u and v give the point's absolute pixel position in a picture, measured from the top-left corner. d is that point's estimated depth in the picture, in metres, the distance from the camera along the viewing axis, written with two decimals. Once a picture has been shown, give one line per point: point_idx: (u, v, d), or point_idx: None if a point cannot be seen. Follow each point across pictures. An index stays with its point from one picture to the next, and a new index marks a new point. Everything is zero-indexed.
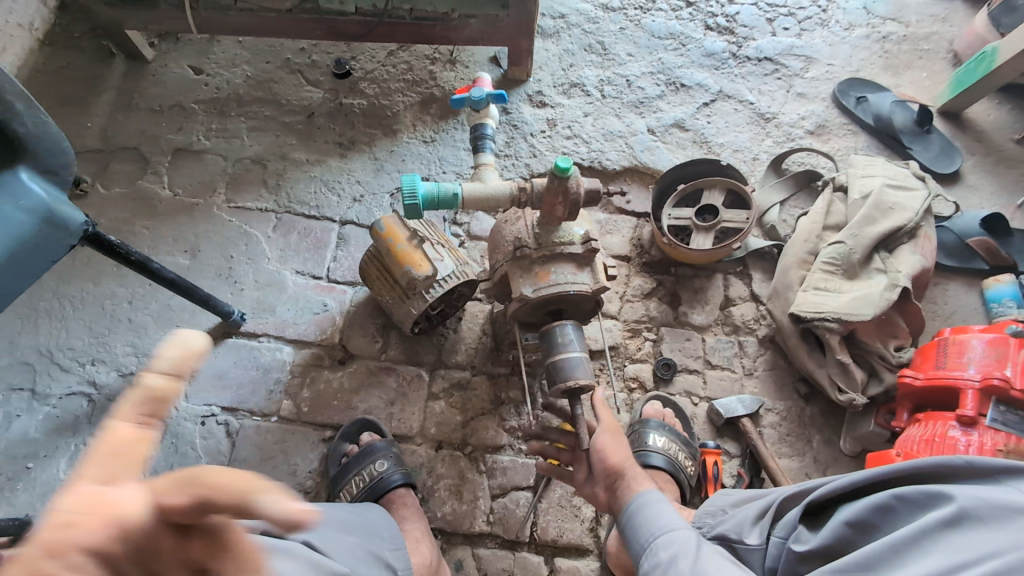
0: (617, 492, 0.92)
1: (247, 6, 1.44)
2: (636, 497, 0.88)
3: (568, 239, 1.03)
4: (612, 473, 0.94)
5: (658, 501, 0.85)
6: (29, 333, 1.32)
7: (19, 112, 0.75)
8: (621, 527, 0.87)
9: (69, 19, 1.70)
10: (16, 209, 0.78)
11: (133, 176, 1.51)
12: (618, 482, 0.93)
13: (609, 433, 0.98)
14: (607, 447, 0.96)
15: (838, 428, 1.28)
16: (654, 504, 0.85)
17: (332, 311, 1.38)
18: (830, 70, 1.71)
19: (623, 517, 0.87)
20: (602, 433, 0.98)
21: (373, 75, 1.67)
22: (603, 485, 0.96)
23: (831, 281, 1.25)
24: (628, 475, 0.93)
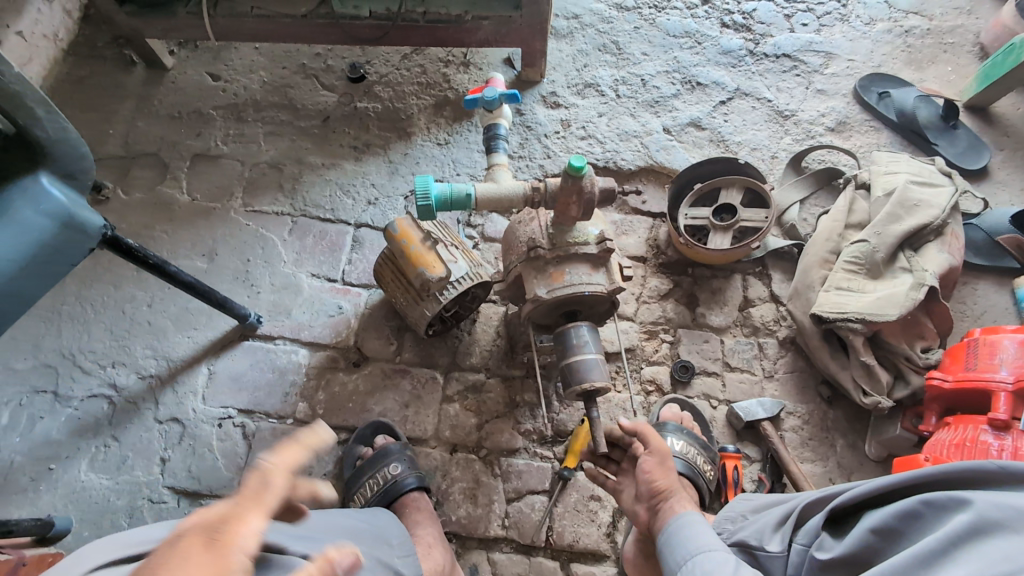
0: (659, 513, 0.91)
1: (263, 12, 1.45)
2: (676, 518, 0.87)
3: (583, 239, 1.02)
4: (658, 495, 0.93)
5: (700, 523, 0.84)
6: (52, 336, 1.34)
7: (40, 118, 0.77)
8: (659, 548, 0.85)
9: (92, 29, 1.74)
10: (37, 213, 0.79)
11: (153, 182, 1.53)
12: (663, 504, 0.92)
13: (659, 458, 0.97)
14: (653, 471, 0.96)
15: (862, 432, 1.24)
16: (694, 525, 0.84)
17: (347, 314, 1.38)
18: (851, 66, 1.67)
19: (662, 537, 0.86)
20: (647, 459, 0.98)
21: (387, 78, 1.68)
22: (645, 504, 0.95)
23: (853, 281, 1.22)
24: (672, 498, 0.92)
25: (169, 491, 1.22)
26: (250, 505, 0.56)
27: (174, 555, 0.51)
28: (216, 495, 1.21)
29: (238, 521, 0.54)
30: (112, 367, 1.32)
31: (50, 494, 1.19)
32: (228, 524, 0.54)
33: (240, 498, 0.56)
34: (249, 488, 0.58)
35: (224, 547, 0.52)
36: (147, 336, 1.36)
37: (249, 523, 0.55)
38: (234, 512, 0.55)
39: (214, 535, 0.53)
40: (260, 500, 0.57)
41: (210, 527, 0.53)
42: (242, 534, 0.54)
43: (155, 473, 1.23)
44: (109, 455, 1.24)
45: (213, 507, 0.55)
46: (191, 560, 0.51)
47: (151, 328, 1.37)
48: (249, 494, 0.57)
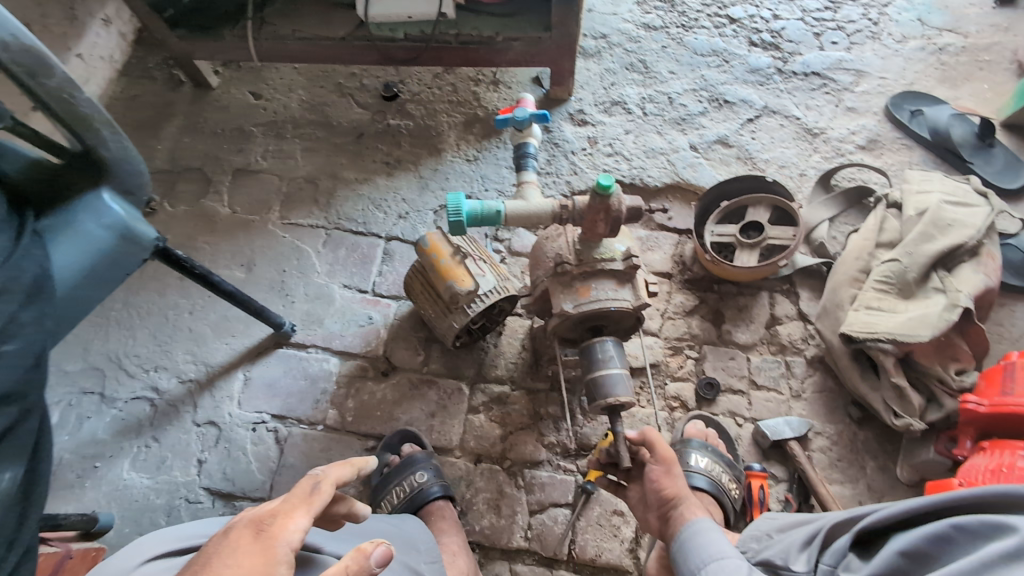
0: (671, 520, 0.93)
1: (303, 35, 1.51)
2: (688, 526, 0.88)
3: (609, 256, 1.04)
4: (666, 502, 0.95)
5: (709, 530, 0.86)
6: (101, 340, 1.42)
7: (106, 139, 0.83)
8: (674, 554, 0.87)
9: (144, 51, 1.85)
10: (98, 226, 0.85)
11: (197, 195, 1.61)
12: (672, 512, 0.94)
13: (669, 468, 0.99)
14: (661, 480, 0.97)
15: (894, 454, 1.22)
16: (706, 533, 0.85)
17: (377, 324, 1.43)
18: (883, 84, 1.66)
19: (678, 543, 0.87)
20: (653, 468, 1.00)
21: (419, 97, 1.73)
22: (656, 512, 0.97)
23: (884, 300, 1.20)
24: (681, 505, 0.93)
25: (205, 492, 1.27)
26: (299, 503, 0.58)
27: (224, 545, 0.54)
28: (249, 497, 1.26)
29: (286, 518, 0.56)
30: (155, 371, 1.39)
31: (95, 492, 1.26)
32: (276, 519, 0.56)
33: (291, 496, 0.59)
34: (298, 490, 0.60)
35: (272, 538, 0.54)
36: (187, 343, 1.42)
37: (296, 519, 0.57)
38: (283, 511, 0.57)
39: (263, 528, 0.55)
40: (308, 501, 0.59)
41: (259, 521, 0.55)
42: (289, 529, 0.56)
43: (192, 474, 1.28)
44: (150, 455, 1.30)
45: (264, 503, 0.58)
46: (242, 550, 0.53)
47: (192, 335, 1.43)
48: (298, 495, 0.59)
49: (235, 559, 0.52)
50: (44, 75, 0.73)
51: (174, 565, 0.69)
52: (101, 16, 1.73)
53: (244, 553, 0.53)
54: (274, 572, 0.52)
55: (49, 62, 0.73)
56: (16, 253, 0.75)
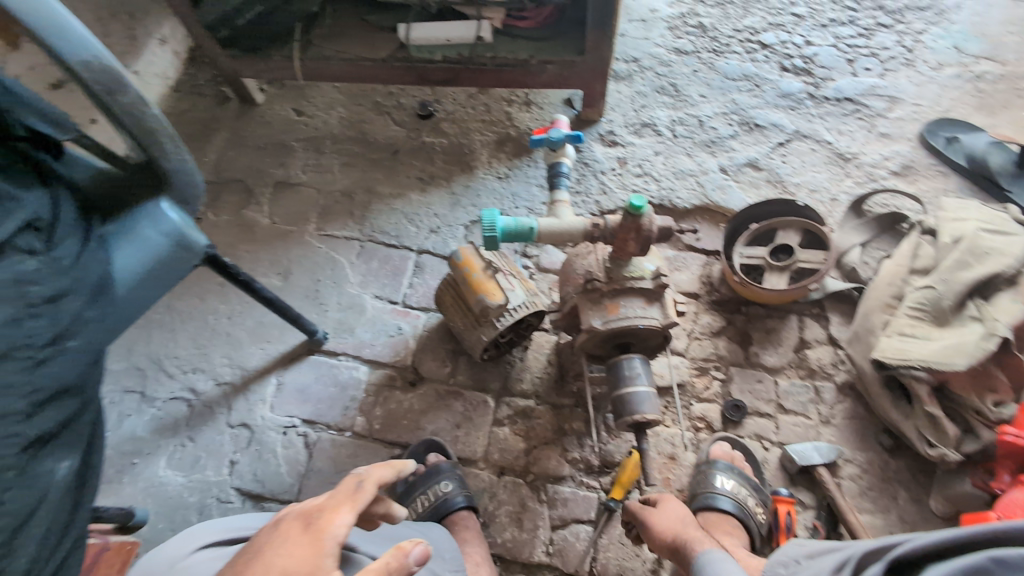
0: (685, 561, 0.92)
1: (346, 56, 1.58)
2: (697, 561, 0.88)
3: (639, 274, 1.05)
4: (670, 543, 0.96)
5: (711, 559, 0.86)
6: (143, 342, 1.48)
7: (167, 151, 0.86)
8: None
9: (195, 69, 1.95)
10: (156, 232, 0.90)
11: (239, 206, 1.69)
12: (679, 550, 0.94)
13: (661, 505, 1.03)
14: (655, 523, 1.00)
15: (927, 485, 1.19)
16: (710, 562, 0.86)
17: (406, 335, 1.46)
18: (917, 110, 1.65)
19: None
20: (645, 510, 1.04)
21: (454, 116, 1.79)
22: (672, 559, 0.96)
23: (919, 327, 1.19)
24: (683, 537, 0.94)
25: (236, 492, 1.30)
26: (344, 500, 0.60)
27: (274, 537, 0.57)
28: (278, 499, 1.29)
29: (332, 513, 0.59)
30: (193, 373, 1.45)
31: (132, 487, 1.31)
32: (323, 514, 0.58)
33: (337, 493, 0.61)
34: (343, 488, 0.62)
35: (319, 532, 0.57)
36: (225, 347, 1.48)
37: (341, 515, 0.59)
38: (329, 506, 0.60)
39: (312, 521, 0.58)
40: (353, 498, 0.61)
41: (307, 515, 0.58)
42: (335, 524, 0.58)
43: (224, 474, 1.32)
44: (185, 454, 1.35)
45: (312, 498, 0.61)
46: (291, 542, 0.56)
47: (229, 339, 1.49)
48: (343, 493, 0.62)
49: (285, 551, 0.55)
50: (119, 93, 0.78)
51: (223, 553, 0.72)
52: (157, 36, 1.84)
53: (294, 545, 0.56)
54: (320, 565, 0.54)
55: (125, 81, 0.78)
56: (83, 256, 0.81)
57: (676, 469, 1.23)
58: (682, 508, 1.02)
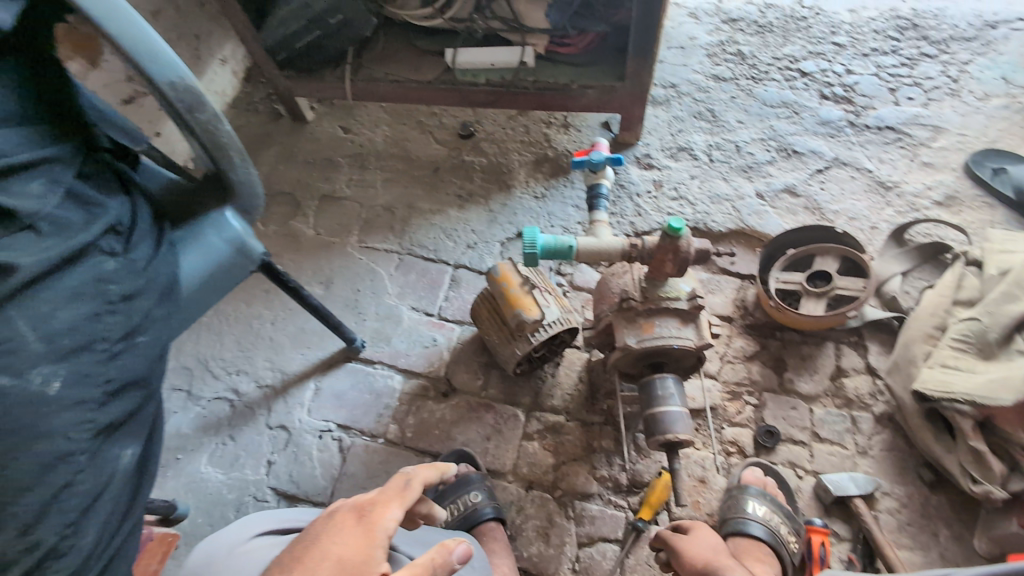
0: None
1: (394, 78, 1.65)
2: None
3: (675, 295, 1.07)
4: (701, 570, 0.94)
5: None
6: (192, 342, 1.56)
7: (236, 165, 0.93)
8: None
9: (251, 87, 2.07)
10: (220, 239, 0.98)
11: (286, 217, 1.77)
12: None
13: (692, 534, 1.03)
14: (687, 548, 0.98)
15: (970, 524, 1.15)
16: None
17: (441, 346, 1.50)
18: (962, 140, 1.63)
19: None
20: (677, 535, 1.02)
21: (494, 136, 1.85)
22: None
23: (961, 359, 1.17)
24: (716, 566, 0.94)
25: (272, 491, 1.35)
26: (394, 496, 0.65)
27: (329, 527, 0.62)
28: (311, 500, 1.33)
29: (383, 507, 0.63)
30: (237, 374, 1.51)
31: (175, 481, 1.37)
32: (375, 508, 0.63)
33: (387, 490, 0.66)
34: (392, 485, 0.67)
35: (372, 524, 0.62)
36: (267, 351, 1.54)
37: (391, 510, 0.63)
38: (380, 501, 0.65)
39: (365, 514, 0.63)
40: (402, 495, 0.66)
41: (360, 508, 0.63)
42: (386, 517, 0.62)
43: (261, 473, 1.37)
44: (226, 452, 1.41)
45: (365, 493, 0.66)
46: (346, 532, 0.61)
47: (272, 343, 1.55)
48: (393, 489, 0.66)
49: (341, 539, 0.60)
50: (199, 111, 0.85)
51: (280, 540, 0.77)
52: (219, 57, 1.96)
53: (348, 534, 0.61)
54: (372, 554, 0.59)
55: (203, 100, 0.85)
56: (155, 259, 0.87)
57: (705, 492, 1.23)
58: (713, 538, 1.01)
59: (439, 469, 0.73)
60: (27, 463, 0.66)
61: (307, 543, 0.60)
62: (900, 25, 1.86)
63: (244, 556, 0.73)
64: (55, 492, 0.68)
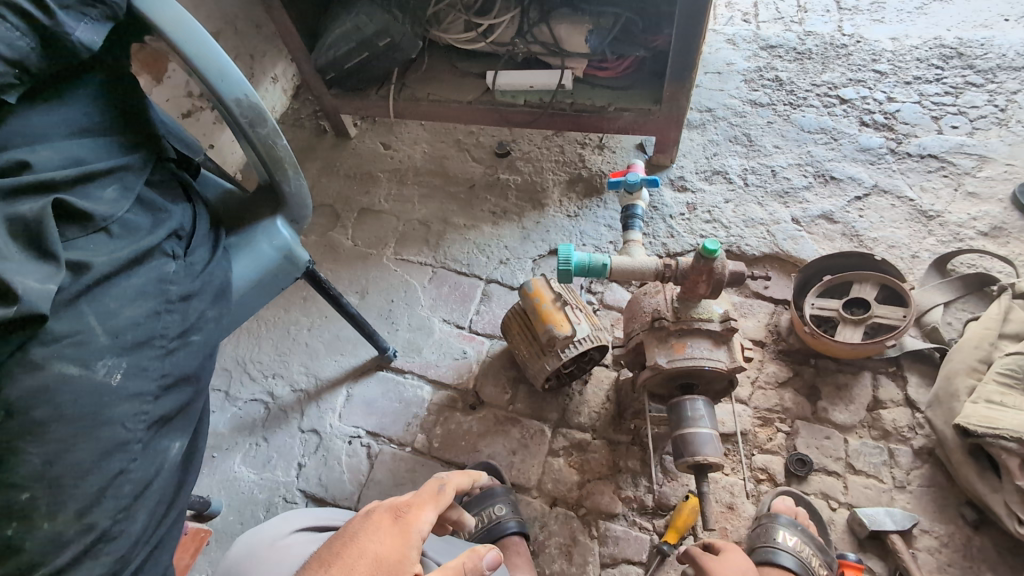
0: None
1: (436, 98, 1.71)
2: None
3: (707, 315, 1.07)
4: None
5: None
6: (232, 345, 1.62)
7: (289, 176, 0.99)
8: None
9: (299, 104, 2.17)
10: (270, 247, 1.02)
11: (326, 228, 1.84)
12: None
13: (722, 555, 1.00)
14: (717, 570, 0.96)
15: (1017, 569, 1.10)
16: None
17: (470, 359, 1.52)
18: (1010, 170, 1.59)
19: None
20: (707, 555, 1.00)
21: (529, 156, 1.89)
22: None
23: (1009, 395, 1.13)
24: None
25: (301, 493, 1.39)
26: (428, 499, 0.68)
27: (367, 524, 0.63)
28: (338, 504, 1.36)
29: (419, 509, 0.66)
30: (273, 378, 1.56)
31: (210, 478, 1.42)
32: (411, 510, 0.65)
33: (422, 492, 0.68)
34: (427, 488, 0.69)
35: (407, 525, 0.64)
36: (303, 356, 1.59)
37: (426, 513, 0.66)
38: (415, 503, 0.67)
39: (400, 515, 0.65)
40: (436, 499, 0.68)
41: (397, 508, 0.65)
42: (421, 520, 0.65)
43: (292, 475, 1.41)
44: (259, 453, 1.45)
45: (400, 494, 0.68)
46: (383, 530, 0.63)
47: (307, 349, 1.60)
48: (427, 493, 0.69)
49: (378, 538, 0.62)
50: (260, 125, 0.91)
51: (316, 538, 0.80)
52: (271, 75, 2.07)
53: (384, 533, 0.63)
54: (407, 556, 0.61)
55: (265, 115, 0.91)
56: (212, 263, 0.93)
57: (734, 520, 1.21)
58: (744, 563, 0.98)
59: (472, 476, 0.79)
60: (89, 448, 0.71)
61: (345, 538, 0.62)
62: (945, 53, 1.84)
63: (284, 550, 0.75)
64: (111, 478, 0.72)
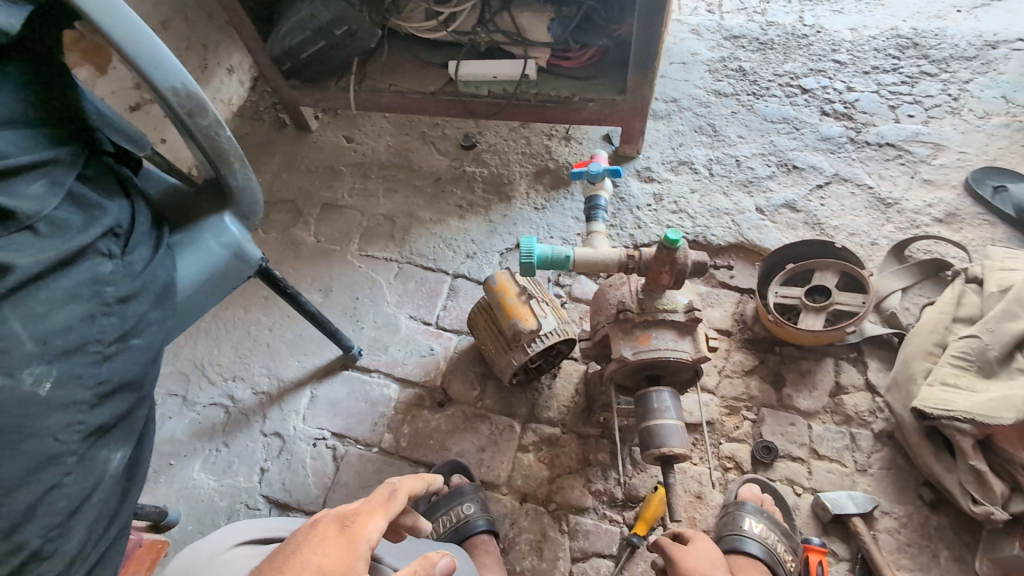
0: None
1: (398, 89, 1.67)
2: None
3: (671, 306, 1.07)
4: None
5: None
6: (189, 348, 1.56)
7: (236, 169, 0.94)
8: None
9: (257, 96, 2.09)
10: (218, 244, 0.97)
11: (287, 224, 1.78)
12: None
13: (690, 545, 1.00)
14: (684, 559, 0.96)
15: (972, 546, 1.13)
16: None
17: (438, 355, 1.49)
18: (963, 158, 1.63)
19: None
20: (674, 545, 1.00)
21: (495, 148, 1.86)
22: None
23: (962, 377, 1.15)
24: None
25: (263, 499, 1.34)
26: (378, 507, 0.67)
27: (312, 535, 0.62)
28: (303, 509, 1.32)
29: (367, 518, 0.65)
30: (233, 381, 1.50)
31: (167, 486, 1.36)
32: (358, 518, 0.65)
33: (371, 499, 0.68)
34: (377, 496, 0.69)
35: (354, 534, 0.63)
36: (264, 357, 1.54)
37: (375, 520, 0.66)
38: (364, 510, 0.66)
39: (347, 524, 0.64)
40: (386, 505, 0.68)
41: (344, 517, 0.65)
42: (369, 528, 0.64)
43: (254, 480, 1.36)
44: (219, 458, 1.40)
45: (349, 503, 0.67)
46: (327, 542, 0.62)
47: (269, 350, 1.55)
48: (377, 500, 0.69)
49: (322, 549, 0.61)
50: (200, 116, 0.86)
51: (260, 550, 0.77)
52: (226, 66, 1.99)
53: (329, 544, 0.62)
54: (354, 567, 0.61)
55: (205, 106, 0.86)
56: (153, 262, 0.88)
57: (702, 509, 1.21)
58: (711, 553, 0.98)
59: (428, 479, 0.78)
60: (14, 463, 0.66)
61: (290, 551, 0.61)
62: (901, 43, 1.87)
63: (227, 564, 0.72)
64: (41, 494, 0.68)
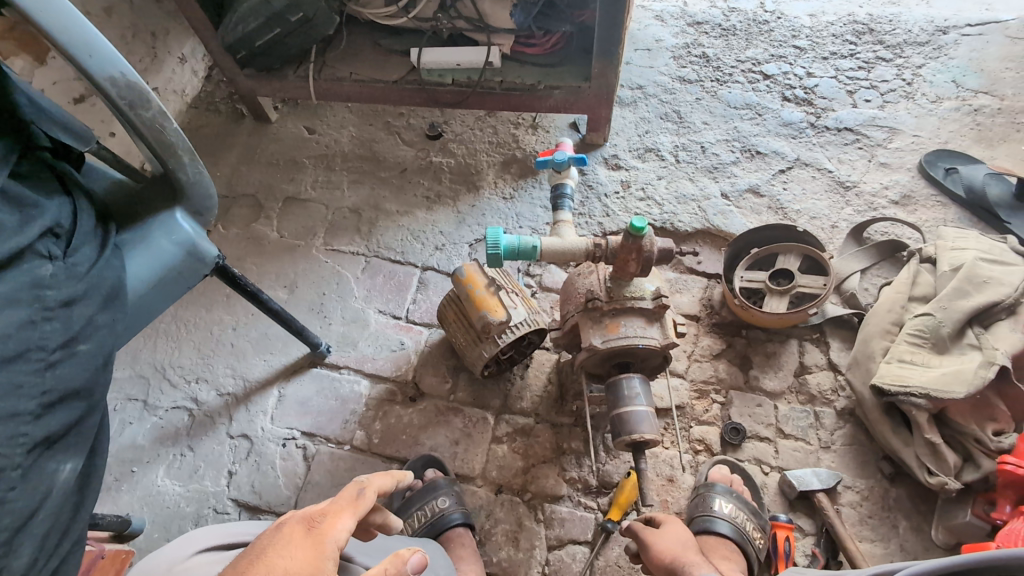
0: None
1: (359, 78, 1.62)
2: None
3: (639, 294, 1.07)
4: (666, 561, 0.94)
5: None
6: (148, 350, 1.50)
7: (185, 164, 0.90)
8: None
9: (212, 86, 2.01)
10: (170, 243, 0.93)
11: (249, 219, 1.72)
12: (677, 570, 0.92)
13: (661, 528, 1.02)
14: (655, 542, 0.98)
15: (928, 514, 1.18)
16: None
17: (408, 350, 1.47)
18: (916, 141, 1.68)
19: None
20: (646, 529, 1.02)
21: (461, 137, 1.83)
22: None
23: (917, 354, 1.20)
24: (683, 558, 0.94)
25: (232, 503, 1.31)
26: (346, 506, 0.66)
27: (278, 539, 0.61)
28: (274, 511, 1.30)
29: (335, 518, 0.64)
30: (196, 383, 1.45)
31: (129, 495, 1.31)
32: (326, 518, 0.64)
33: (339, 499, 0.66)
34: (346, 494, 0.68)
35: (321, 535, 0.62)
36: (229, 357, 1.49)
37: (344, 520, 0.64)
38: (332, 510, 0.65)
39: (315, 525, 0.63)
40: (355, 504, 0.67)
41: (311, 518, 0.63)
42: (337, 528, 0.63)
43: (221, 484, 1.33)
44: (184, 463, 1.35)
45: (316, 504, 0.66)
46: (293, 544, 0.60)
47: (233, 349, 1.50)
48: (345, 499, 0.67)
49: (289, 552, 0.59)
50: (142, 108, 0.81)
51: (224, 557, 0.74)
52: (178, 55, 1.90)
53: (297, 547, 0.60)
54: (322, 567, 0.59)
55: (148, 97, 0.81)
56: (100, 262, 0.83)
57: (674, 491, 1.23)
58: (683, 534, 1.00)
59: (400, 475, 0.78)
60: None
61: (255, 555, 0.59)
62: (857, 29, 1.91)
63: (187, 573, 0.71)
64: None
